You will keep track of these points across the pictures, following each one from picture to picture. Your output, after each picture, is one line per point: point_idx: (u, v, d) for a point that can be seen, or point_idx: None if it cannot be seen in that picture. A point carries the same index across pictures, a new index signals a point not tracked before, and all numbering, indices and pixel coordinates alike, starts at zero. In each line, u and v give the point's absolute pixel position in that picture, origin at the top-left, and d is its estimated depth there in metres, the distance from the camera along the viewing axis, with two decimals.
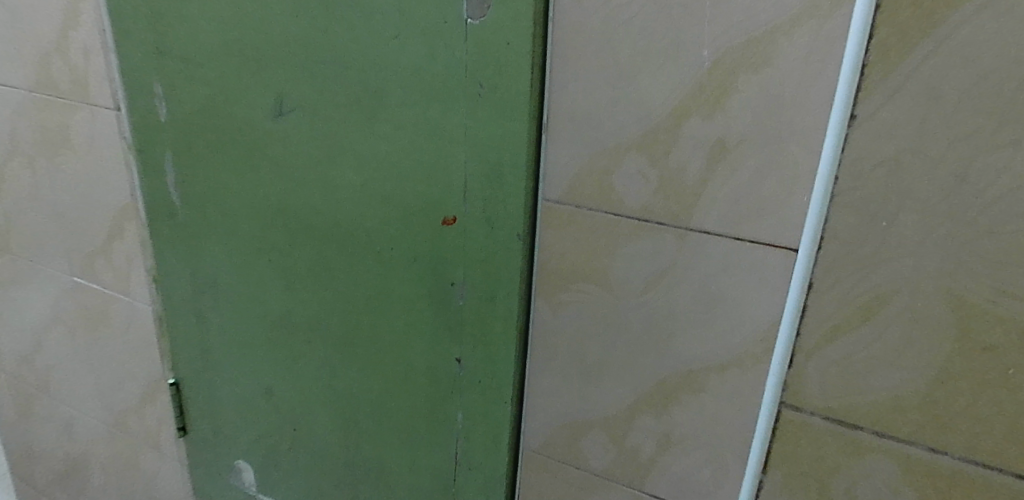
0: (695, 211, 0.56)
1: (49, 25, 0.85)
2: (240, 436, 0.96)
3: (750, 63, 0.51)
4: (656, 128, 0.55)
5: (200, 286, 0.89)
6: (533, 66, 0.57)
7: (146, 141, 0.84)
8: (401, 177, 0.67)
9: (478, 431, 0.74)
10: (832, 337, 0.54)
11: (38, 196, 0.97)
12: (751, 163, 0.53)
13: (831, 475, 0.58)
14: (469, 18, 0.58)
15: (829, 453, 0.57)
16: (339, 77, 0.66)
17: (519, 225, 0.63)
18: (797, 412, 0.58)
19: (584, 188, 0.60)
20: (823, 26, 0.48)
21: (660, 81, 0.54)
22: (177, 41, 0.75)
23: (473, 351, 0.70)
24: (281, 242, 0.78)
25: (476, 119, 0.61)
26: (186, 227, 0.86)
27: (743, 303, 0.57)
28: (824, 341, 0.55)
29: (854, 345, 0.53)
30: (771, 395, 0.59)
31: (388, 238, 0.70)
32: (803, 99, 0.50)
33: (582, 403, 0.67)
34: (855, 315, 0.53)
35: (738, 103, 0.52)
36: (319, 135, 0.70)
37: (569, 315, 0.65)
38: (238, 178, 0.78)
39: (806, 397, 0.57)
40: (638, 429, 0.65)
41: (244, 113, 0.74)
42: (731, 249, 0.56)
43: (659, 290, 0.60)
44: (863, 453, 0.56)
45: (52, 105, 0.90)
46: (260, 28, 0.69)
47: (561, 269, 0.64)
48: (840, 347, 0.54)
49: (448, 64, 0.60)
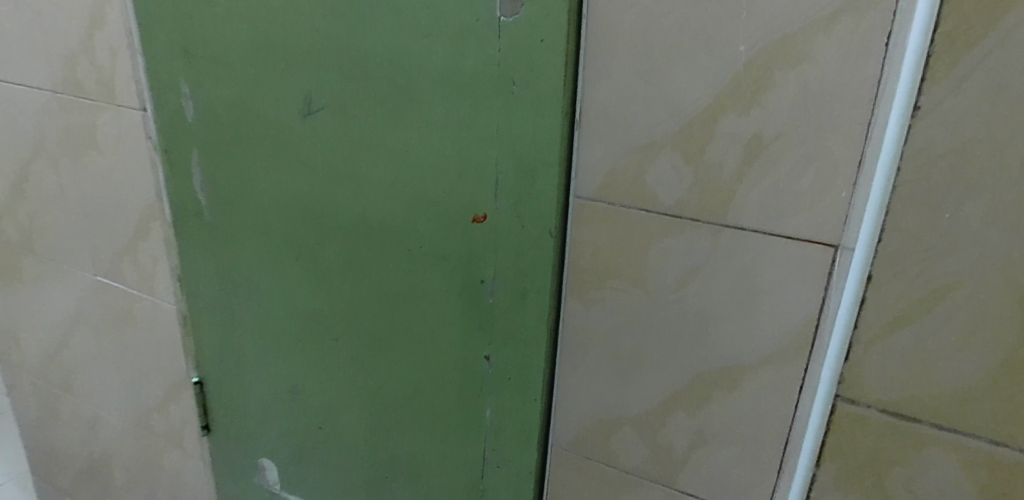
0: (731, 207, 0.56)
1: (75, 26, 0.85)
2: (266, 435, 0.97)
3: (787, 58, 0.51)
4: (692, 125, 0.55)
5: (227, 285, 0.90)
6: (566, 64, 0.57)
7: (172, 142, 0.84)
8: (431, 175, 0.67)
9: (507, 428, 0.74)
10: (892, 329, 0.53)
11: (63, 196, 0.98)
12: (789, 159, 0.53)
13: (888, 468, 0.56)
14: (502, 16, 0.58)
15: (886, 447, 0.56)
16: (370, 75, 0.66)
17: (551, 223, 0.63)
18: (853, 405, 0.56)
19: (618, 185, 0.60)
20: (863, 21, 0.48)
21: (696, 77, 0.54)
22: (205, 41, 0.76)
23: (504, 347, 0.71)
24: (309, 240, 0.78)
25: (509, 116, 0.61)
26: (213, 226, 0.86)
27: (779, 299, 0.57)
28: (882, 333, 0.53)
29: (914, 336, 0.52)
30: (826, 388, 0.58)
31: (419, 236, 0.70)
32: (842, 95, 0.50)
33: (613, 400, 0.67)
34: (917, 305, 0.51)
35: (775, 99, 0.52)
36: (348, 134, 0.70)
37: (601, 312, 0.65)
38: (266, 177, 0.78)
39: (863, 390, 0.55)
40: (670, 425, 0.65)
41: (272, 113, 0.74)
42: (768, 245, 0.56)
43: (694, 286, 0.60)
44: (921, 446, 0.54)
45: (78, 106, 0.90)
46: (289, 28, 0.69)
47: (593, 266, 0.64)
48: (901, 339, 0.52)
49: (481, 62, 0.60)
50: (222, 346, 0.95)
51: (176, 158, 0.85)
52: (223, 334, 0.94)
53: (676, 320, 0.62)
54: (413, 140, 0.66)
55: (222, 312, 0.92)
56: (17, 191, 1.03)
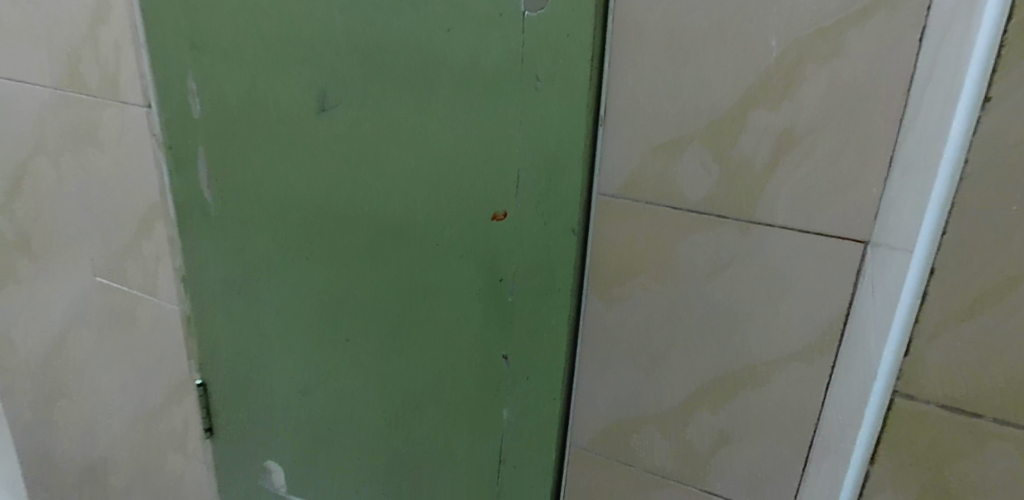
0: (759, 203, 0.56)
1: (77, 20, 0.84)
2: (272, 437, 0.95)
3: (819, 53, 0.51)
4: (720, 120, 0.55)
5: (232, 284, 0.88)
6: (592, 59, 0.57)
7: (178, 139, 0.83)
8: (450, 172, 0.66)
9: (524, 429, 0.74)
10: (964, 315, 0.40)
11: (62, 194, 0.96)
12: (819, 154, 0.53)
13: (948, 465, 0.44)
14: (526, 11, 0.57)
15: (943, 439, 0.43)
16: (388, 70, 0.65)
17: (574, 220, 0.62)
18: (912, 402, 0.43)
19: (645, 182, 0.59)
20: (898, 16, 0.48)
21: (726, 72, 0.54)
22: (215, 35, 0.74)
23: (522, 347, 0.70)
24: (322, 238, 0.77)
25: (531, 113, 0.60)
26: (219, 224, 0.85)
27: (807, 295, 0.57)
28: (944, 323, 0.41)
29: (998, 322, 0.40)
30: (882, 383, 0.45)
31: (436, 234, 0.69)
32: (875, 90, 0.50)
33: (635, 397, 0.67)
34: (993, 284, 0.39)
35: (806, 95, 0.52)
36: (364, 130, 0.69)
37: (624, 309, 0.65)
38: (277, 174, 0.77)
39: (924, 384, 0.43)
40: (694, 423, 0.65)
41: (285, 108, 0.73)
42: (797, 241, 0.56)
43: (720, 283, 0.60)
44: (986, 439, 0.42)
45: (79, 102, 0.88)
46: (304, 22, 0.68)
47: (616, 263, 0.63)
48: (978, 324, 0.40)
49: (503, 58, 0.59)
50: (226, 345, 0.93)
51: (182, 156, 0.83)
52: (227, 333, 0.92)
53: (701, 317, 0.61)
54: (432, 137, 0.65)
55: (226, 311, 0.90)
56: (14, 189, 1.00)
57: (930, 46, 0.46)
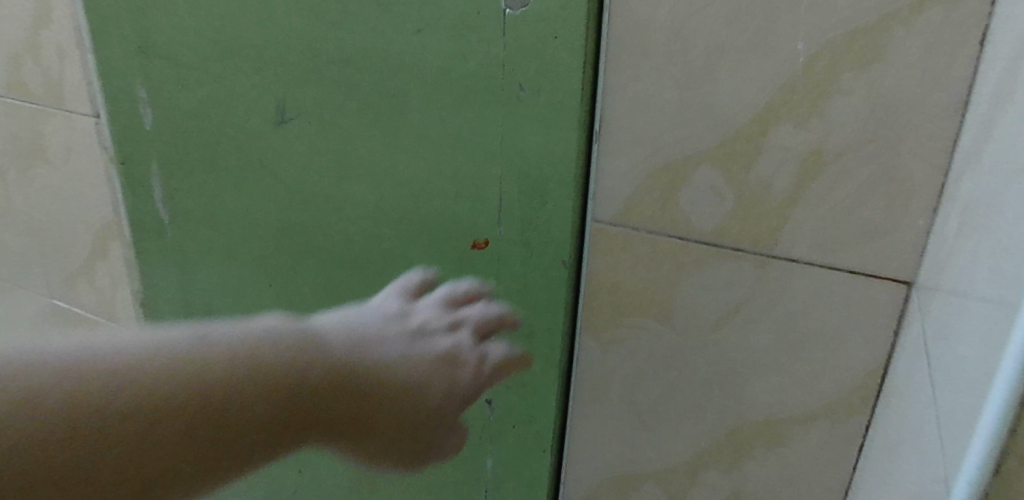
0: (781, 234, 0.47)
1: (19, 21, 0.76)
2: (238, 475, 0.87)
3: (856, 59, 0.42)
4: (735, 137, 0.46)
5: (193, 310, 0.80)
6: (586, 64, 0.48)
7: (128, 153, 0.74)
8: (424, 194, 0.58)
9: (512, 478, 0.66)
10: None
11: (12, 211, 0.88)
12: (854, 179, 0.44)
13: None
14: (509, 8, 0.48)
15: None
16: (353, 77, 0.57)
17: (564, 251, 0.54)
18: None
19: (646, 209, 0.51)
20: (952, 14, 0.39)
21: (742, 80, 0.45)
22: (161, 38, 0.66)
23: (508, 390, 0.62)
24: (286, 263, 0.69)
25: (515, 129, 0.52)
26: (176, 247, 0.77)
27: (837, 345, 0.48)
28: None
29: None
30: None
31: (410, 263, 0.61)
32: (922, 104, 0.41)
33: (635, 452, 0.59)
34: None
35: (838, 109, 0.43)
36: (328, 145, 0.61)
37: (623, 352, 0.56)
38: (236, 192, 0.69)
39: None
40: (703, 482, 0.57)
41: (241, 120, 0.65)
42: (825, 280, 0.47)
43: (733, 326, 0.51)
44: None
45: (25, 112, 0.80)
46: (258, 23, 0.60)
47: (613, 301, 0.55)
48: None
49: (482, 63, 0.51)
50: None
51: (132, 172, 0.75)
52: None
53: (710, 365, 0.53)
54: (403, 155, 0.57)
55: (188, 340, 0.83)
56: None
57: (993, 50, 0.36)
